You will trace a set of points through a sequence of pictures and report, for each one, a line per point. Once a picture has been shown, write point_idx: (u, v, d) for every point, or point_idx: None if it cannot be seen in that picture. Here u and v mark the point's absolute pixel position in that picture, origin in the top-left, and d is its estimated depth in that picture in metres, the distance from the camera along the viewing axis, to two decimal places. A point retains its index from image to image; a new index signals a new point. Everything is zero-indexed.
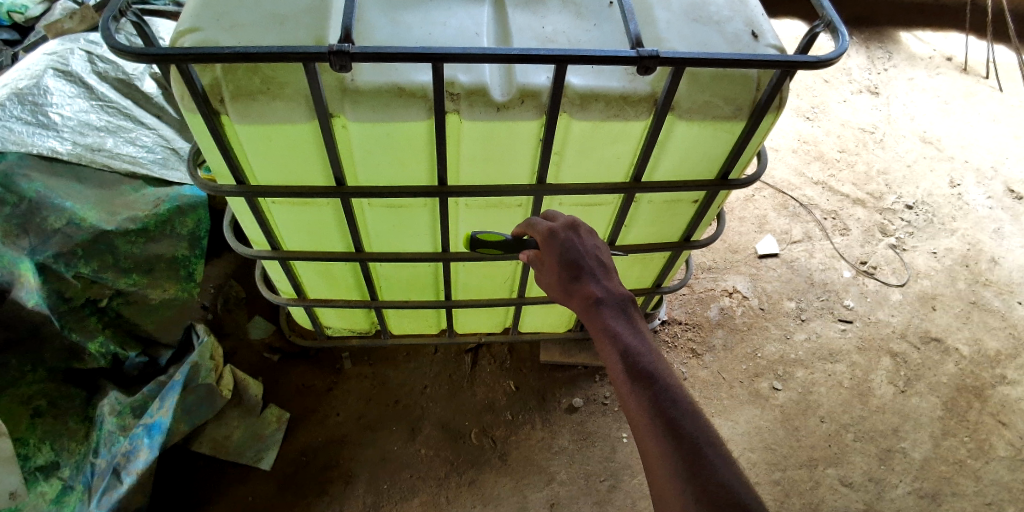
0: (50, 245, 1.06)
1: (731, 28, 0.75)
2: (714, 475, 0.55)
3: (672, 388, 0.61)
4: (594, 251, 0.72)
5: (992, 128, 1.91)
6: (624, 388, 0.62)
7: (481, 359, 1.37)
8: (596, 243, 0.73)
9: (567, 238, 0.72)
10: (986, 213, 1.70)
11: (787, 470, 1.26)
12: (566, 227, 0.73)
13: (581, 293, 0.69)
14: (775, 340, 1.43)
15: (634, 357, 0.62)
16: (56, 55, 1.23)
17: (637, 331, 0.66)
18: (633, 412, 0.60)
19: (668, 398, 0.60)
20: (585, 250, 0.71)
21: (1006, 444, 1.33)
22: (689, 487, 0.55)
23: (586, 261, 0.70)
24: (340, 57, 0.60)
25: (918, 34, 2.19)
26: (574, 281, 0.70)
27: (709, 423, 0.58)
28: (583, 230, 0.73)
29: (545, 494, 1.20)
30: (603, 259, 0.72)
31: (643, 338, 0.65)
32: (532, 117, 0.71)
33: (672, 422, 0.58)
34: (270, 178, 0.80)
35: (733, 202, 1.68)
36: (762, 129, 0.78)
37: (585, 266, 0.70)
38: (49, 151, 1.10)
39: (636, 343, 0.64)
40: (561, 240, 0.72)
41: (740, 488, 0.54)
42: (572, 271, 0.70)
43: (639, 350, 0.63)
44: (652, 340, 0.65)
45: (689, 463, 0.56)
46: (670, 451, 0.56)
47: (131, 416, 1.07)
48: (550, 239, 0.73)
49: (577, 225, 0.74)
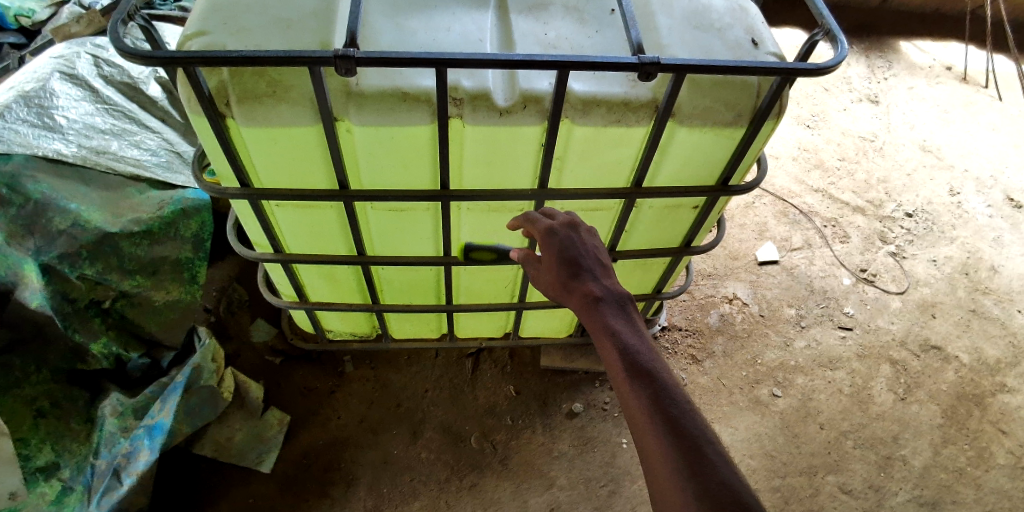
0: (56, 246, 1.06)
1: (731, 36, 0.76)
2: (715, 474, 0.55)
3: (672, 387, 0.61)
4: (593, 251, 0.72)
5: (991, 137, 1.91)
6: (624, 386, 0.61)
7: (482, 363, 1.37)
8: (595, 243, 0.74)
9: (567, 237, 0.73)
10: (986, 221, 1.71)
11: (786, 477, 1.25)
12: (565, 226, 0.74)
13: (581, 291, 0.69)
14: (775, 347, 1.43)
15: (635, 355, 0.62)
16: (63, 58, 1.24)
17: (636, 329, 0.66)
18: (633, 411, 0.60)
19: (668, 397, 0.59)
20: (584, 250, 0.72)
21: (1006, 453, 1.33)
22: (690, 486, 0.54)
23: (586, 260, 0.71)
24: (345, 61, 0.60)
25: (917, 44, 2.20)
26: (575, 279, 0.70)
27: (709, 423, 0.59)
28: (583, 230, 0.74)
29: (544, 499, 1.20)
30: (602, 259, 0.73)
31: (642, 337, 0.65)
32: (535, 121, 0.72)
33: (673, 420, 0.58)
34: (274, 180, 0.80)
35: (733, 209, 1.68)
36: (762, 136, 0.79)
37: (585, 265, 0.71)
38: (55, 153, 1.11)
39: (636, 341, 0.64)
40: (561, 239, 0.73)
41: (741, 487, 0.54)
42: (572, 269, 0.70)
43: (639, 349, 0.63)
44: (650, 340, 0.65)
45: (690, 461, 0.55)
46: (671, 449, 0.56)
47: (132, 417, 1.08)
48: (550, 237, 0.73)
49: (577, 225, 0.75)
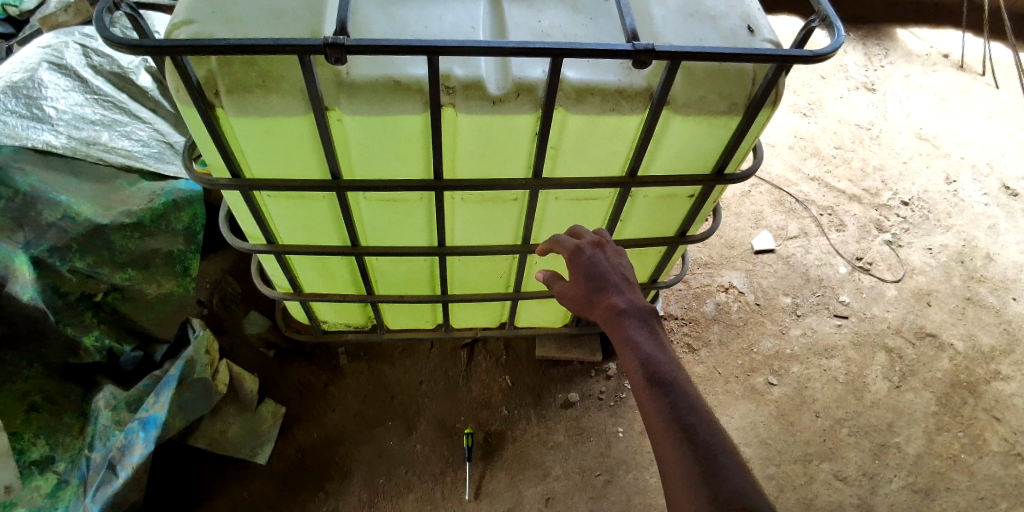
0: (45, 239, 1.05)
1: (726, 24, 0.75)
2: (728, 482, 0.56)
3: (690, 396, 0.62)
4: (617, 266, 0.74)
5: (988, 125, 1.91)
6: (643, 394, 0.63)
7: (478, 355, 1.37)
8: (620, 259, 0.75)
9: (591, 253, 0.75)
10: (982, 210, 1.71)
11: (781, 465, 1.26)
12: (590, 242, 0.77)
13: (604, 302, 0.71)
14: (770, 335, 1.43)
15: (654, 364, 0.64)
16: (51, 48, 1.22)
17: (658, 340, 0.67)
18: (651, 418, 0.61)
19: (685, 406, 0.61)
20: (608, 265, 0.74)
21: (1000, 440, 1.34)
22: (703, 491, 0.56)
23: (610, 275, 0.73)
24: (335, 50, 0.59)
25: (915, 31, 2.19)
26: (598, 291, 0.72)
27: (725, 431, 0.60)
28: (608, 248, 0.76)
29: (540, 489, 1.20)
30: (626, 274, 0.74)
31: (663, 348, 0.66)
32: (529, 110, 0.71)
33: (688, 428, 0.59)
34: (265, 171, 0.79)
35: (729, 197, 1.68)
36: (758, 125, 0.78)
37: (609, 279, 0.72)
38: (45, 144, 1.10)
39: (656, 351, 0.65)
40: (585, 255, 0.75)
41: (754, 495, 0.55)
42: (597, 282, 0.72)
43: (660, 359, 0.64)
44: (672, 351, 0.66)
45: (703, 468, 0.57)
46: (685, 456, 0.58)
47: (125, 411, 1.08)
48: (574, 253, 0.76)
49: (602, 242, 0.77)
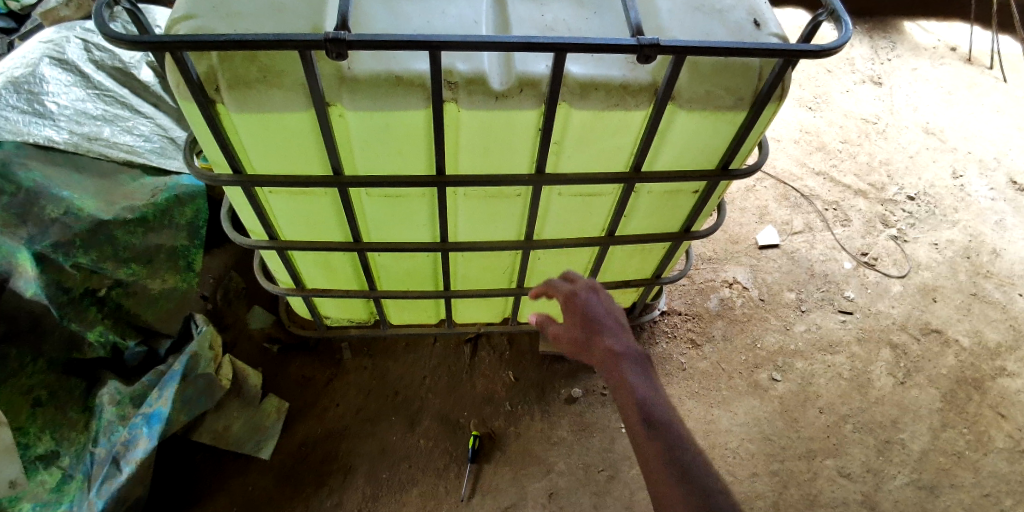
0: (49, 234, 1.05)
1: (733, 17, 0.74)
2: None
3: (684, 436, 0.62)
4: (611, 311, 0.76)
5: (995, 119, 1.89)
6: (638, 435, 0.63)
7: (480, 350, 1.37)
8: (614, 305, 0.77)
9: (586, 297, 0.76)
10: (988, 205, 1.69)
11: (785, 461, 1.26)
12: (586, 288, 0.78)
13: (600, 344, 0.71)
14: (774, 331, 1.43)
15: (650, 405, 0.64)
16: (52, 43, 1.22)
17: (653, 382, 0.67)
18: (647, 460, 0.61)
19: (680, 446, 0.61)
20: (603, 309, 0.75)
21: (1005, 437, 1.33)
22: None
23: (605, 319, 0.74)
24: (337, 45, 0.59)
25: (922, 24, 2.17)
26: (593, 335, 0.73)
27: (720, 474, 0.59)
28: (602, 293, 0.78)
29: (543, 484, 1.20)
30: (620, 318, 0.75)
31: (658, 390, 0.66)
32: (532, 106, 0.70)
33: (683, 467, 0.59)
34: (267, 167, 0.79)
35: (734, 192, 1.67)
36: (764, 119, 0.77)
37: (605, 322, 0.73)
38: (46, 139, 1.09)
39: (651, 392, 0.65)
40: (580, 299, 0.76)
41: None
42: (592, 325, 0.73)
43: (655, 400, 0.65)
44: (667, 394, 0.66)
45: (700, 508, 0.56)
46: (682, 494, 0.57)
47: (130, 405, 1.09)
48: (571, 298, 0.77)
49: (596, 288, 0.78)
